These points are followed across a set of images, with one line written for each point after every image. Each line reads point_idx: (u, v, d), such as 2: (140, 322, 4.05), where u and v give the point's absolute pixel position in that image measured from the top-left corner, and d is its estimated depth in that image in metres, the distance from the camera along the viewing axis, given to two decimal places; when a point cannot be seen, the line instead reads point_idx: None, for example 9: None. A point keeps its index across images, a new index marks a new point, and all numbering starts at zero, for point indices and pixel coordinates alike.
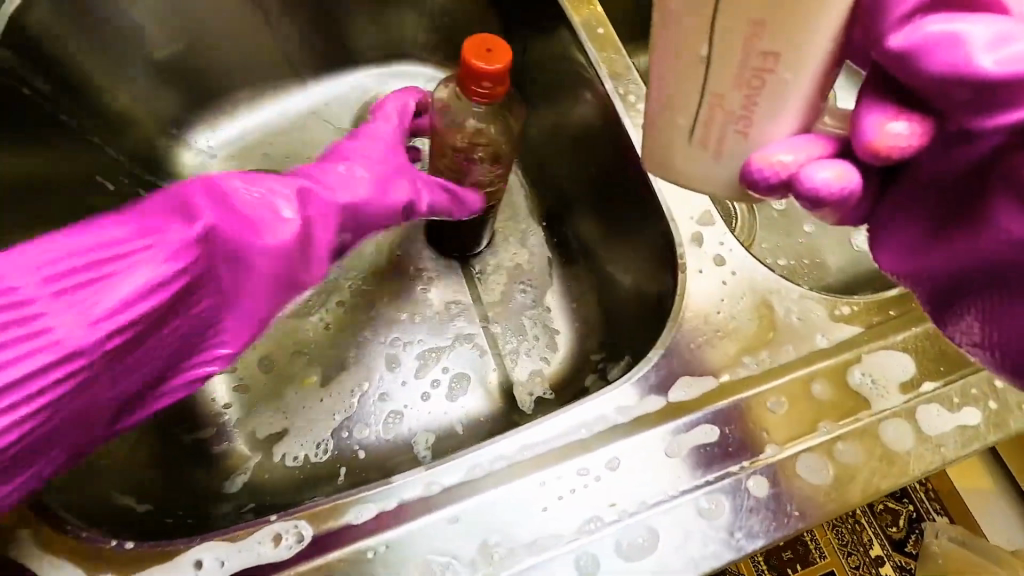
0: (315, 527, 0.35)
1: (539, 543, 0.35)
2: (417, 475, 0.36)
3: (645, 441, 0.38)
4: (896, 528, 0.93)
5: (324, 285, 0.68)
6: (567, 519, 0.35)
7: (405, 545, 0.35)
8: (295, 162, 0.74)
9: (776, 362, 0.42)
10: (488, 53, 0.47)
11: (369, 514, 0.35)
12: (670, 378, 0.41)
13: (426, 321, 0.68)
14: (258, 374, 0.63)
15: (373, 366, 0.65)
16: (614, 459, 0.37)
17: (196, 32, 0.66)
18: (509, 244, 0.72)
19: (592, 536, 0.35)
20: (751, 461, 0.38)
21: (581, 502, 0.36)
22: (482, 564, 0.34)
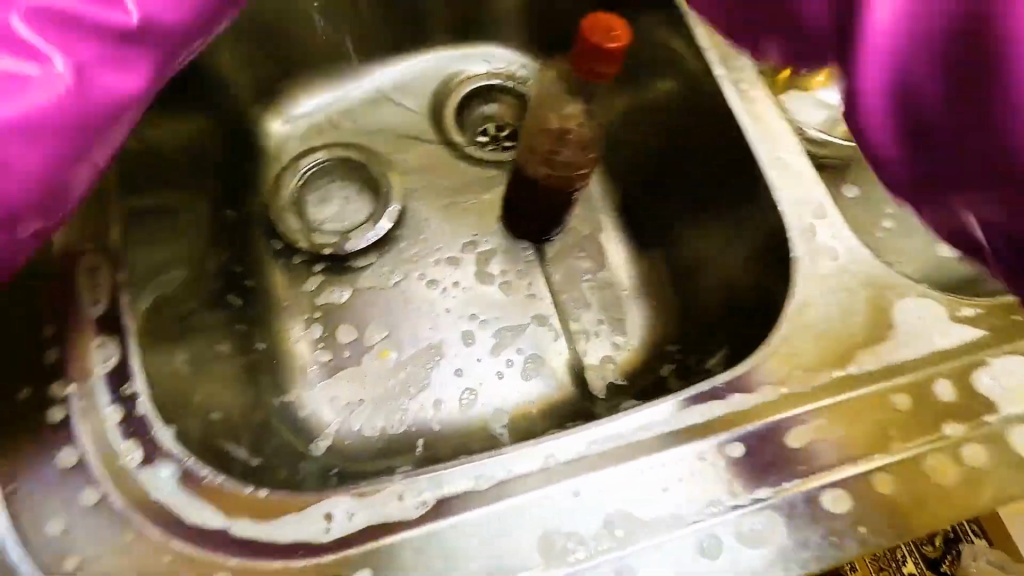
0: (439, 490, 0.35)
1: (662, 522, 0.35)
2: (537, 446, 0.37)
3: (766, 429, 0.38)
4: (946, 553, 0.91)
5: (403, 259, 0.69)
6: (690, 500, 0.35)
7: (528, 513, 0.35)
8: (378, 138, 0.75)
9: (893, 360, 0.41)
10: (609, 34, 0.46)
11: (490, 482, 0.36)
12: (789, 368, 0.40)
13: (503, 301, 0.68)
14: (340, 342, 0.65)
15: (449, 342, 0.66)
16: (735, 445, 0.37)
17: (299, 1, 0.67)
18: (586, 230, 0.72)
19: (716, 518, 0.35)
20: (876, 458, 0.37)
21: (703, 485, 0.36)
22: (607, 535, 0.34)
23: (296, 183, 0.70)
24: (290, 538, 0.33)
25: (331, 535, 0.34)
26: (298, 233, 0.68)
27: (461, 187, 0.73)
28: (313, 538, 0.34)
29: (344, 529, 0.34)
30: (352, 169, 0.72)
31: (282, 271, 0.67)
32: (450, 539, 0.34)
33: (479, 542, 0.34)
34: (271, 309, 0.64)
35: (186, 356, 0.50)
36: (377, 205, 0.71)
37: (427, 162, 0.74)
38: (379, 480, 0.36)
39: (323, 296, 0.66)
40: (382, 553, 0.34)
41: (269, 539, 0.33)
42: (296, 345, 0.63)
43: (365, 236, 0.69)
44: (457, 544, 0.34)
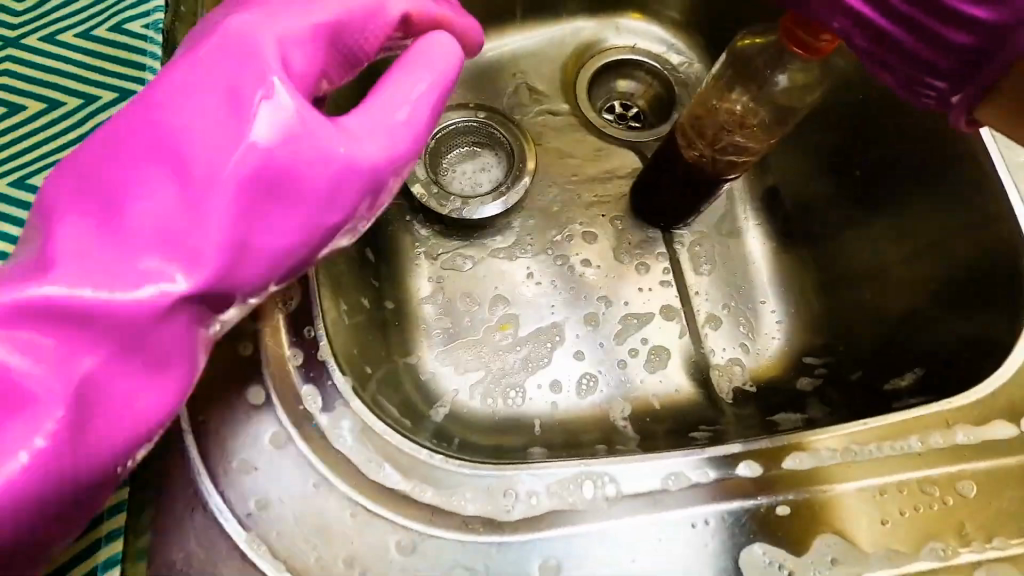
0: (622, 482, 0.35)
1: (873, 555, 0.34)
2: (717, 452, 0.36)
3: (983, 472, 0.36)
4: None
5: (531, 232, 0.66)
6: (903, 535, 0.34)
7: (722, 522, 0.34)
8: (514, 104, 0.73)
9: None
10: None
11: (678, 482, 0.35)
12: None
13: (631, 288, 0.64)
14: (464, 309, 0.63)
15: (572, 323, 0.63)
16: (946, 479, 0.36)
17: None
18: (728, 222, 0.66)
19: (929, 555, 0.34)
20: None
21: (915, 522, 0.35)
22: (788, 554, 0.34)
23: (430, 137, 0.68)
24: (471, 511, 0.33)
25: (513, 515, 0.34)
26: (422, 183, 0.65)
27: (596, 164, 0.70)
28: (496, 516, 0.33)
29: (523, 506, 0.34)
30: (486, 133, 0.69)
31: (408, 229, 0.65)
32: (633, 533, 0.34)
33: (662, 542, 0.34)
34: (398, 266, 0.63)
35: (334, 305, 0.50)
36: (506, 176, 0.68)
37: (562, 134, 0.72)
38: (560, 458, 0.36)
39: (452, 261, 0.65)
40: (564, 538, 0.33)
41: (455, 509, 0.33)
42: (422, 305, 0.62)
43: (484, 206, 0.65)
44: (631, 539, 0.33)
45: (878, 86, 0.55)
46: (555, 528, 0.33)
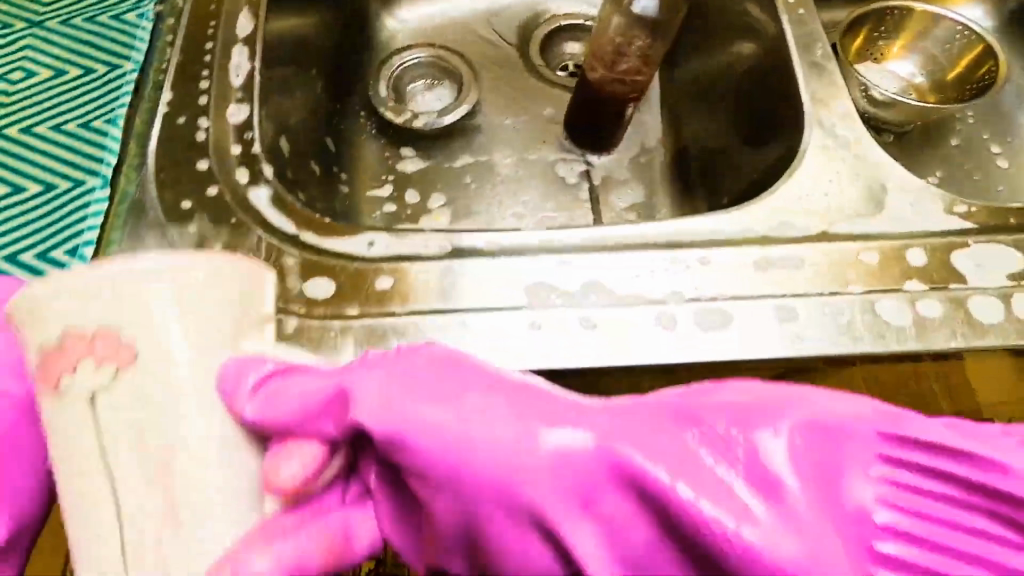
0: (453, 242, 0.44)
1: (640, 295, 0.41)
2: (609, 227, 0.44)
3: (744, 254, 0.43)
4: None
5: (472, 148, 0.81)
6: (670, 285, 0.42)
7: (522, 268, 0.43)
8: (472, 49, 0.87)
9: (879, 230, 0.45)
10: None
11: (495, 244, 0.44)
12: (771, 214, 0.46)
13: (547, 196, 0.78)
14: (408, 203, 0.77)
15: (493, 219, 0.76)
16: (705, 256, 0.43)
17: None
18: (632, 152, 0.80)
19: (680, 300, 0.41)
20: (833, 291, 0.42)
21: (670, 278, 0.42)
22: (598, 282, 0.42)
23: (396, 66, 0.83)
24: (334, 246, 0.44)
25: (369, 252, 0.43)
26: (381, 100, 0.81)
27: (533, 98, 0.84)
28: (355, 252, 0.43)
29: (421, 245, 0.44)
30: (442, 69, 0.84)
31: (371, 141, 0.80)
32: (445, 271, 0.43)
33: (468, 277, 0.42)
34: (356, 164, 0.78)
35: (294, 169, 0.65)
36: (452, 102, 0.82)
37: (509, 75, 0.86)
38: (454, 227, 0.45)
39: (403, 165, 0.79)
40: (399, 270, 0.43)
41: (324, 245, 0.43)
42: (371, 193, 0.77)
43: (426, 120, 0.80)
44: (511, 277, 0.43)
45: (752, 29, 0.67)
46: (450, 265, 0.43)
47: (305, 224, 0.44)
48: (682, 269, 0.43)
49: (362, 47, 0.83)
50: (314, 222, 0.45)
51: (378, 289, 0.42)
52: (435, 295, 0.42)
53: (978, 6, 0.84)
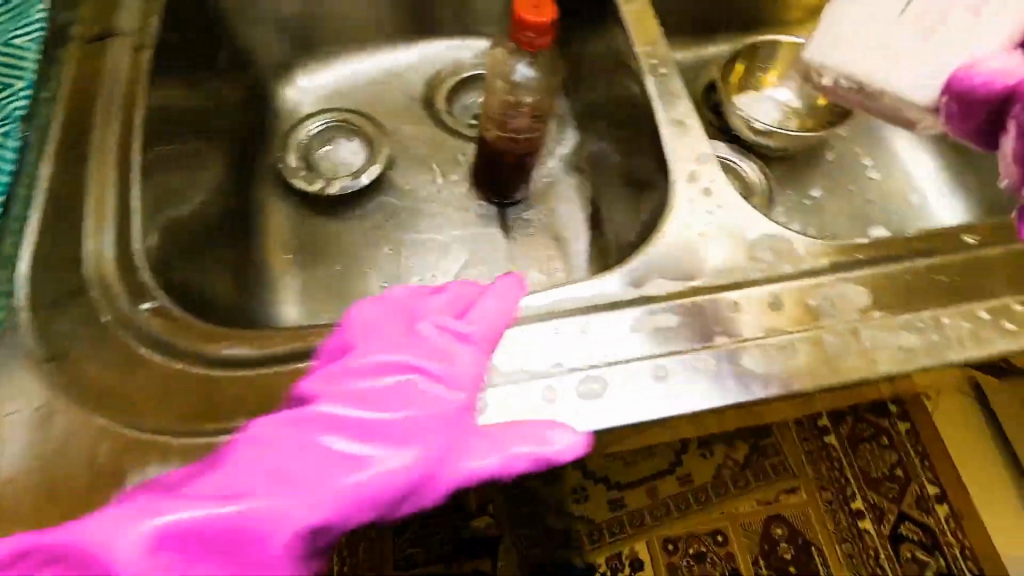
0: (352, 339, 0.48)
1: (523, 370, 0.46)
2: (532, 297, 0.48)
3: (623, 318, 0.47)
4: (862, 518, 1.18)
5: (384, 209, 0.82)
6: (551, 356, 0.46)
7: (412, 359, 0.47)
8: (375, 110, 0.89)
9: (744, 278, 0.49)
10: (533, 9, 0.57)
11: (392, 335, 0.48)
12: (645, 273, 0.49)
13: (464, 250, 0.79)
14: (322, 270, 0.77)
15: (411, 280, 0.77)
16: (585, 323, 0.47)
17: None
18: (543, 194, 0.82)
19: (562, 370, 0.45)
20: (702, 345, 0.46)
21: (552, 350, 0.46)
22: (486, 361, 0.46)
23: (301, 134, 0.84)
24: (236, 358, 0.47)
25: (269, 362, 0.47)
26: (289, 168, 0.81)
27: (439, 152, 0.86)
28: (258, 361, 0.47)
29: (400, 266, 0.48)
30: (349, 131, 0.85)
31: (280, 212, 0.80)
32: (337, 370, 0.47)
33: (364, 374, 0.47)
34: (267, 239, 0.78)
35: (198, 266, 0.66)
36: (361, 164, 0.83)
37: (414, 132, 0.87)
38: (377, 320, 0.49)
39: (319, 229, 0.80)
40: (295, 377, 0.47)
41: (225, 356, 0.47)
42: (286, 267, 0.77)
43: (336, 185, 0.81)
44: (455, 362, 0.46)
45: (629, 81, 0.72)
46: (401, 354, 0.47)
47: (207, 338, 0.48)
48: (564, 339, 0.46)
49: (263, 120, 0.83)
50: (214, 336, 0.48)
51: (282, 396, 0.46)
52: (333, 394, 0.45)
53: None
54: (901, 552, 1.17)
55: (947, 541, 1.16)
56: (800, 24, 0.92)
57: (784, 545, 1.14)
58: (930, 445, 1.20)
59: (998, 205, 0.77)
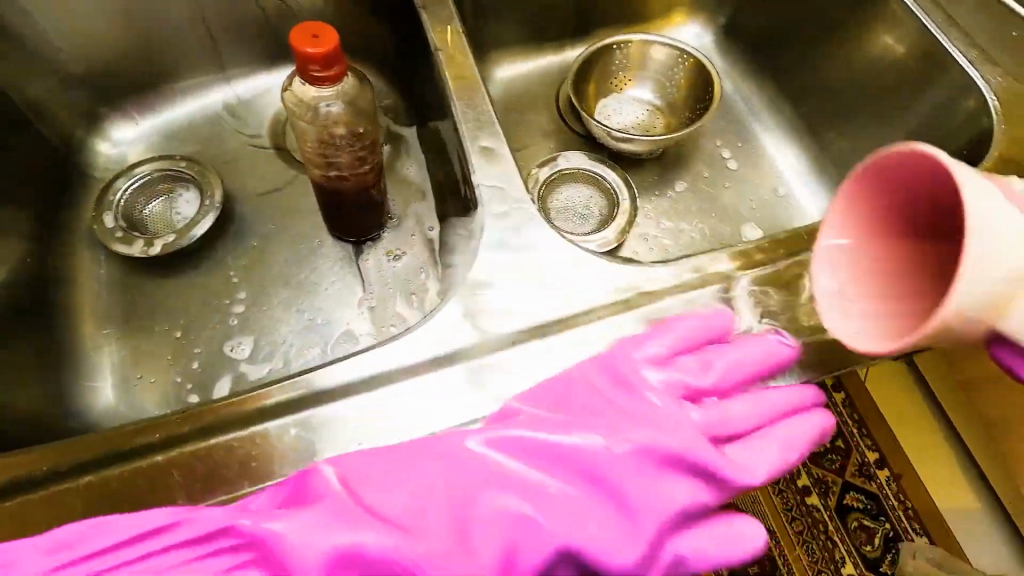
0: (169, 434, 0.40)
1: (379, 443, 0.41)
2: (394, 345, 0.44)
3: (477, 371, 0.44)
4: (810, 494, 1.25)
5: (219, 262, 0.74)
6: (409, 423, 0.41)
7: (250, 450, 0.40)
8: (209, 153, 0.81)
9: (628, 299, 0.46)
10: (314, 40, 0.51)
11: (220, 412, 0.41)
12: (505, 304, 0.46)
13: (318, 297, 0.72)
14: (150, 340, 0.70)
15: (257, 340, 0.70)
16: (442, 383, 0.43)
17: (107, 35, 0.74)
18: (400, 228, 0.76)
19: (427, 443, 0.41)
20: (467, 383, 0.43)
21: (404, 414, 0.42)
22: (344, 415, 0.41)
23: (119, 192, 0.74)
24: None
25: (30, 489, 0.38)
26: (109, 231, 0.72)
27: (283, 193, 0.78)
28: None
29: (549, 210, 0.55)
30: (175, 180, 0.76)
31: (101, 280, 0.72)
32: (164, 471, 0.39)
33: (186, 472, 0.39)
34: (82, 316, 0.70)
35: None
36: (195, 216, 0.74)
37: (254, 171, 0.80)
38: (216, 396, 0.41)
39: (146, 295, 0.72)
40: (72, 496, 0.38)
41: None
42: (104, 346, 0.69)
43: (169, 243, 0.72)
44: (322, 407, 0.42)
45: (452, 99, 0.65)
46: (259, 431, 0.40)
47: None
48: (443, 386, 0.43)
49: (70, 180, 0.75)
50: None
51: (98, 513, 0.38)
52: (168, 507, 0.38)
53: (697, 23, 0.89)
54: (850, 523, 1.22)
55: (892, 505, 1.21)
56: (658, 17, 0.89)
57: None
58: (867, 412, 1.24)
59: None
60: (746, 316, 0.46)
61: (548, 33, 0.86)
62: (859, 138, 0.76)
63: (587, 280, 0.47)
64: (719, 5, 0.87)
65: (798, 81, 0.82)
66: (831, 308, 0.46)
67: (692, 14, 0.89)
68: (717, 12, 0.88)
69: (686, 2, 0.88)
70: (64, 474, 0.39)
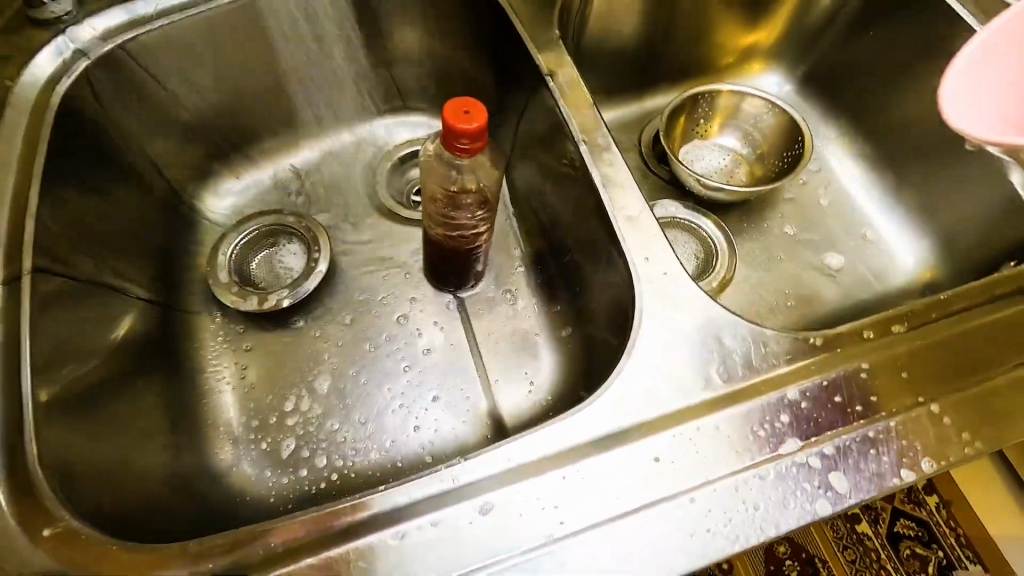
0: (345, 523, 0.40)
1: (531, 539, 0.39)
2: (541, 432, 0.42)
3: (625, 459, 0.41)
4: (861, 523, 1.23)
5: (326, 315, 0.75)
6: (561, 517, 0.40)
7: (412, 545, 0.39)
8: (308, 205, 0.83)
9: (789, 368, 0.45)
10: (466, 115, 0.53)
11: (387, 503, 0.40)
12: (653, 383, 0.44)
13: (423, 349, 0.74)
14: (266, 394, 0.71)
15: (368, 393, 0.71)
16: (593, 472, 0.41)
17: (221, 95, 0.77)
18: (498, 281, 0.78)
19: (581, 539, 0.39)
20: (622, 471, 0.41)
21: (556, 508, 0.40)
22: (497, 508, 0.40)
23: (230, 249, 0.77)
24: None
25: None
26: (225, 285, 0.75)
27: (382, 245, 0.80)
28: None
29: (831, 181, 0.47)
30: (281, 235, 0.78)
31: (214, 333, 0.73)
32: (344, 561, 0.39)
33: (367, 562, 0.39)
34: (197, 370, 0.71)
35: (105, 424, 0.58)
36: (302, 271, 0.76)
37: (353, 223, 0.82)
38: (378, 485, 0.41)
39: (258, 347, 0.73)
40: None
41: (142, 563, 0.39)
42: (221, 399, 0.70)
43: (281, 298, 0.74)
44: (452, 506, 0.40)
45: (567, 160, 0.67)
46: (423, 525, 0.39)
47: (105, 562, 0.39)
48: (596, 477, 0.41)
49: (181, 235, 0.77)
50: (108, 557, 0.39)
51: None
52: None
53: (776, 70, 0.91)
54: (901, 551, 1.21)
55: (944, 533, 1.19)
56: (735, 66, 0.92)
57: (791, 562, 1.21)
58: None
59: (962, 235, 0.75)
60: (913, 378, 0.45)
61: (632, 83, 0.89)
62: (943, 188, 0.77)
63: (734, 355, 0.46)
64: (799, 54, 0.90)
65: (883, 129, 0.83)
66: (998, 369, 0.45)
67: (772, 62, 0.91)
68: (797, 61, 0.90)
69: (767, 51, 0.90)
70: (271, 554, 0.39)
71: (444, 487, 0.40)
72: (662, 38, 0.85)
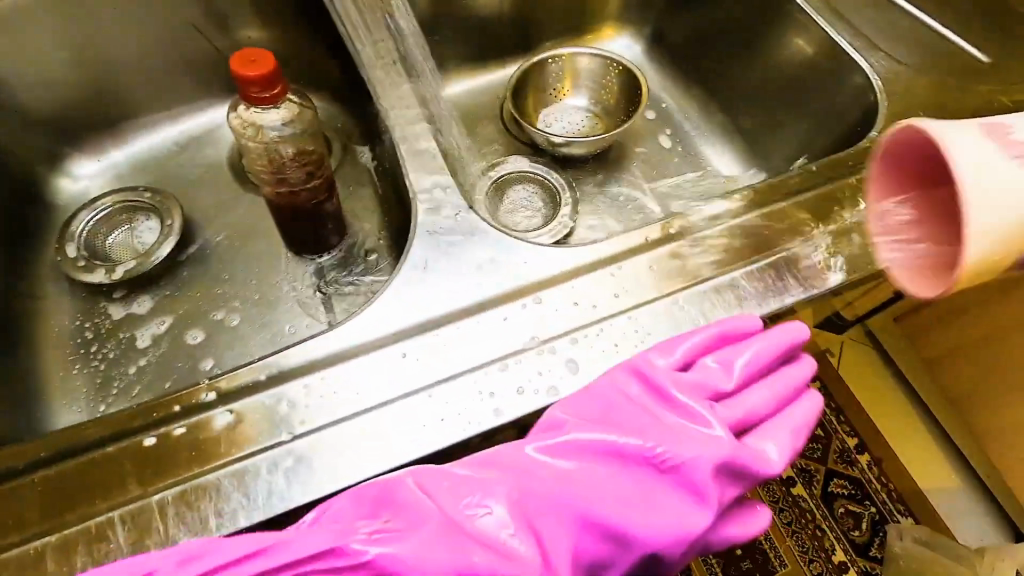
0: (94, 435, 0.41)
1: (272, 439, 0.42)
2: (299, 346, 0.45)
3: (374, 365, 0.45)
4: (795, 485, 1.21)
5: (177, 284, 0.76)
6: (305, 418, 0.43)
7: (154, 449, 0.41)
8: (167, 182, 0.84)
9: (542, 278, 0.48)
10: (252, 64, 0.55)
11: (137, 414, 0.42)
12: (410, 298, 0.47)
13: (273, 310, 0.75)
14: (113, 361, 0.72)
15: (215, 354, 0.72)
16: (341, 378, 0.44)
17: (67, 77, 0.78)
18: (353, 242, 0.79)
19: (320, 435, 0.42)
20: (368, 375, 0.44)
21: (301, 410, 0.43)
22: (243, 413, 0.43)
23: (82, 225, 0.78)
24: None
25: None
26: (73, 260, 0.75)
27: (238, 215, 0.82)
28: None
29: None
30: (134, 211, 0.79)
31: (63, 306, 0.74)
32: (86, 468, 0.40)
33: (108, 468, 0.40)
34: (43, 341, 0.72)
35: None
36: (152, 244, 0.77)
37: (210, 196, 0.83)
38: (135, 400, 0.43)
39: (108, 319, 0.74)
40: (3, 494, 0.40)
41: None
42: (67, 368, 0.71)
43: (127, 269, 0.75)
44: (203, 413, 0.43)
45: None
46: (169, 433, 0.42)
47: None
48: (343, 383, 0.44)
49: (31, 214, 0.78)
50: None
51: (26, 510, 0.39)
52: (79, 509, 0.39)
53: (626, 35, 0.96)
54: (836, 509, 1.19)
55: (875, 489, 1.20)
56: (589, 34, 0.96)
57: None
58: (842, 399, 1.23)
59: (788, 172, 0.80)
60: (661, 277, 0.48)
61: (489, 52, 0.93)
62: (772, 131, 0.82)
63: (492, 269, 0.48)
64: (644, 19, 0.94)
65: (719, 83, 0.88)
66: (745, 263, 0.49)
67: (621, 28, 0.95)
68: (643, 26, 0.95)
69: (615, 17, 0.95)
70: (23, 470, 0.40)
71: (193, 398, 0.43)
72: (509, 8, 0.88)
